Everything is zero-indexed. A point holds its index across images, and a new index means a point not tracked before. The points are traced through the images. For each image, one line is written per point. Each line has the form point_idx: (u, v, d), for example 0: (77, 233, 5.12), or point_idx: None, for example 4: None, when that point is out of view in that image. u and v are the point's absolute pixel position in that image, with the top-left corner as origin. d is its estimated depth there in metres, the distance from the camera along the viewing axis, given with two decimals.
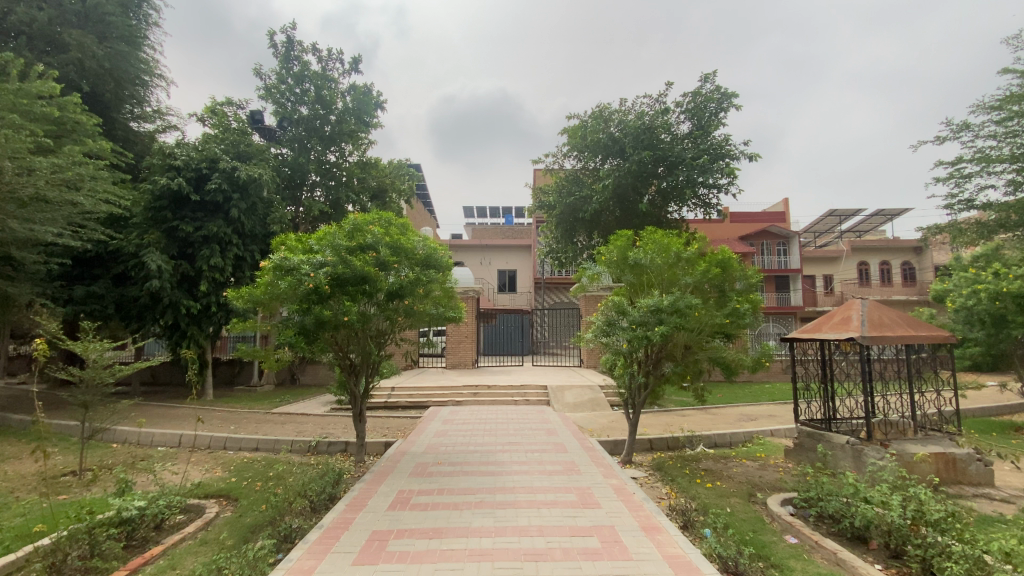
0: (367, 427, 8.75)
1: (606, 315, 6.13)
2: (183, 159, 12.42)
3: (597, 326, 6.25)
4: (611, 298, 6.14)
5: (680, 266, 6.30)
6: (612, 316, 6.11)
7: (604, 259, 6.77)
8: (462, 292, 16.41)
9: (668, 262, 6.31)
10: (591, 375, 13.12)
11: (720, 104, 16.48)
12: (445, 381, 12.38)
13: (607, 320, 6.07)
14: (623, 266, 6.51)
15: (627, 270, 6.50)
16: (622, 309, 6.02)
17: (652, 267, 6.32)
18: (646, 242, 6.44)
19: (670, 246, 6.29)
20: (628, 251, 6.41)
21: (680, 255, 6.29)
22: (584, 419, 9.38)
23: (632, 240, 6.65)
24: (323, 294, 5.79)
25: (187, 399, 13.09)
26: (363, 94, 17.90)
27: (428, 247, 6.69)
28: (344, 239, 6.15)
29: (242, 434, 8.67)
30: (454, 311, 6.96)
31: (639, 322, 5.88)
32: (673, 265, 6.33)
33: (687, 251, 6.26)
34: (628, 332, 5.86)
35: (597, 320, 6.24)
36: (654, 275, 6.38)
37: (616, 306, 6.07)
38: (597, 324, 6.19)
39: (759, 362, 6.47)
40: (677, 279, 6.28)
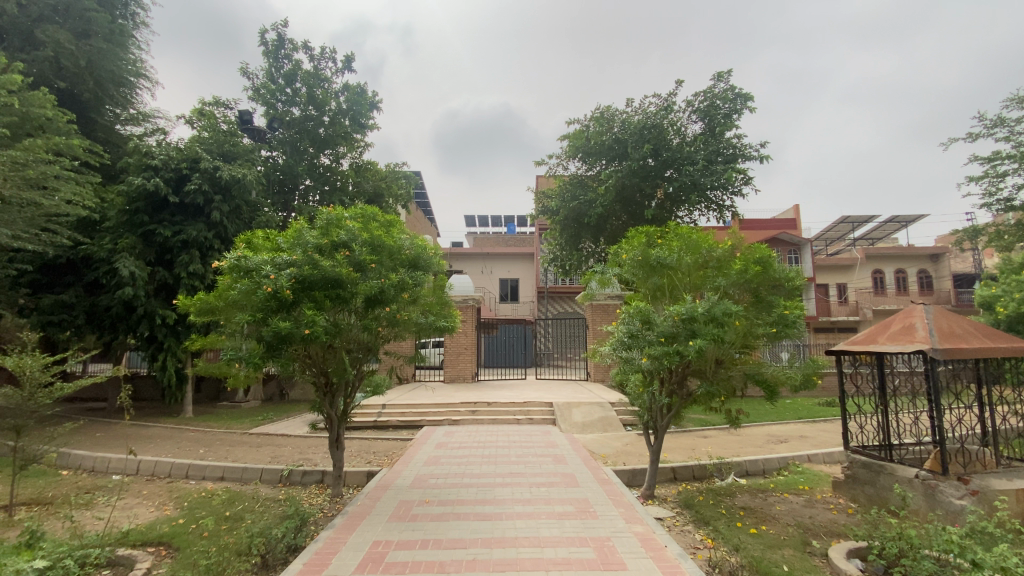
0: (350, 452, 7.75)
1: (626, 325, 5.14)
2: (161, 158, 11.58)
3: (615, 340, 5.27)
4: (633, 306, 5.19)
5: (712, 265, 5.44)
6: (633, 326, 5.14)
7: (620, 260, 5.89)
8: (462, 302, 15.47)
9: (696, 261, 5.46)
10: (599, 390, 12.11)
11: (732, 104, 15.57)
12: (441, 397, 11.36)
13: (629, 331, 5.09)
14: (644, 266, 5.60)
15: (648, 272, 5.60)
16: (646, 318, 5.07)
17: (679, 266, 5.43)
18: (670, 239, 5.54)
19: (699, 242, 5.46)
20: (650, 249, 5.52)
21: (711, 252, 5.44)
22: (594, 442, 8.34)
23: (652, 237, 5.77)
24: (287, 300, 4.82)
25: (163, 417, 12.13)
26: (357, 93, 17.18)
27: (416, 246, 5.78)
28: (316, 235, 5.26)
29: (209, 459, 7.68)
30: (447, 320, 6.05)
31: (667, 334, 4.95)
32: (701, 265, 5.48)
33: (719, 246, 5.42)
34: (654, 346, 4.89)
35: (616, 331, 5.27)
36: (682, 277, 5.50)
37: (639, 315, 5.13)
38: (617, 336, 5.20)
39: (812, 378, 5.52)
40: (708, 281, 5.38)
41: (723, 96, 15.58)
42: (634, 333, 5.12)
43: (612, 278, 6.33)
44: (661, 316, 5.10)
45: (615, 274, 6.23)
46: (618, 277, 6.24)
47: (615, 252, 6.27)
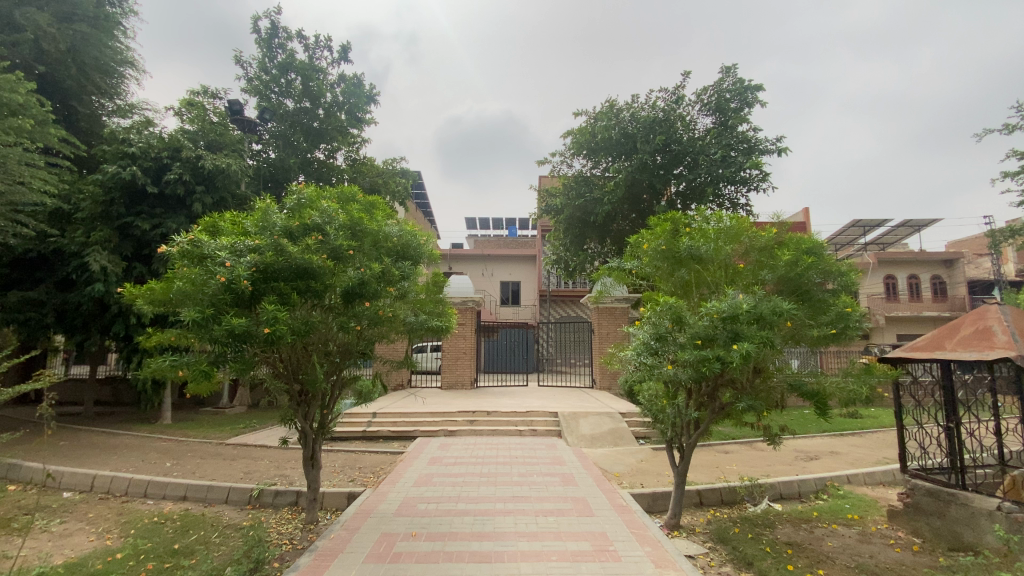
0: (332, 469, 6.90)
1: (652, 325, 4.23)
2: (140, 146, 10.83)
3: (638, 345, 4.35)
4: (661, 303, 4.32)
5: (749, 258, 4.69)
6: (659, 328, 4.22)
7: (643, 252, 5.10)
8: (461, 304, 14.65)
9: (731, 254, 4.73)
10: (607, 400, 11.25)
11: (743, 97, 14.83)
12: (436, 406, 10.52)
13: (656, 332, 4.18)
14: (672, 258, 4.82)
15: (676, 264, 4.82)
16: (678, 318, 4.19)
17: (714, 259, 4.66)
18: (701, 227, 4.74)
19: (734, 231, 4.73)
20: (677, 238, 4.76)
21: (749, 243, 4.70)
22: (605, 458, 7.47)
23: (678, 226, 5.01)
24: (244, 294, 3.94)
25: (138, 424, 11.28)
26: (354, 85, 16.33)
27: (404, 232, 4.98)
28: (284, 217, 4.44)
29: (174, 475, 6.84)
30: (441, 320, 5.25)
31: (704, 338, 4.09)
32: (737, 259, 4.74)
33: (757, 236, 4.68)
34: (689, 352, 4.00)
35: (639, 334, 4.35)
36: (715, 271, 4.72)
37: (669, 314, 4.26)
38: (640, 340, 4.27)
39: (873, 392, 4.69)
40: (747, 277, 4.60)
41: (732, 90, 14.80)
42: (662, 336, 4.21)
43: (628, 275, 5.55)
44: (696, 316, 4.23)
45: (632, 269, 5.47)
46: (636, 273, 5.47)
47: (635, 245, 5.52)
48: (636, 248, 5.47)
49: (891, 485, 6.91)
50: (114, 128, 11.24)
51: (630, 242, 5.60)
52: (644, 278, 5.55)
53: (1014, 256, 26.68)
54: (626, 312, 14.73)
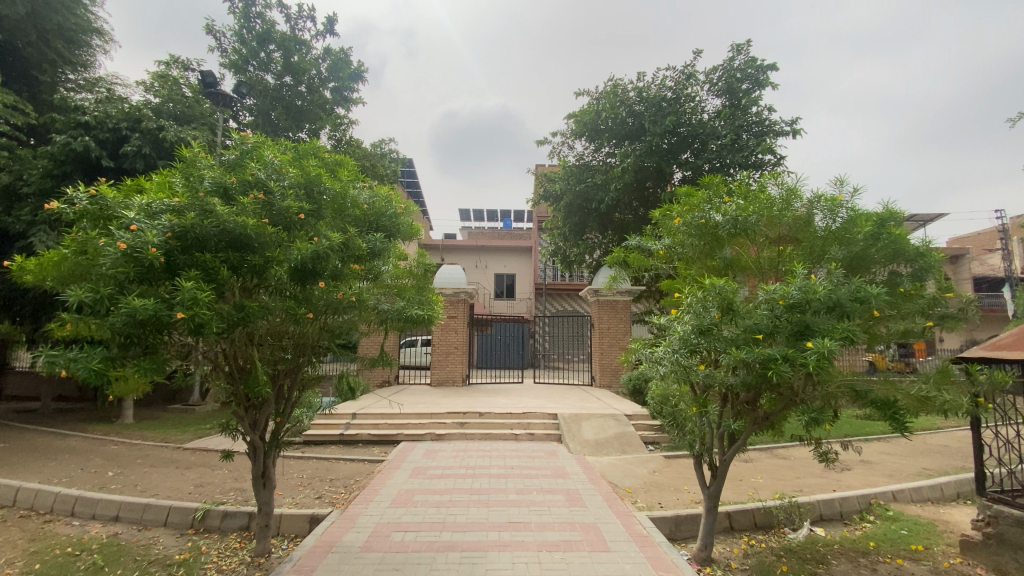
0: (298, 482, 5.94)
1: (694, 316, 3.23)
2: (95, 115, 9.78)
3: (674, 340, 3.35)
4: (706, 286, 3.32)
5: (810, 232, 3.79)
6: (703, 320, 3.22)
7: (676, 228, 4.28)
8: (452, 295, 13.66)
9: (783, 228, 3.88)
10: (610, 400, 10.36)
11: (756, 78, 13.86)
12: (423, 405, 9.55)
13: (701, 325, 3.18)
14: (710, 234, 3.98)
15: (716, 241, 4.00)
16: (728, 305, 3.21)
17: (761, 233, 3.90)
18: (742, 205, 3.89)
19: (789, 199, 3.85)
20: (717, 210, 3.94)
21: (810, 213, 3.81)
22: (613, 468, 6.54)
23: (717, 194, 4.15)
24: (156, 268, 2.92)
25: (95, 423, 10.25)
26: (340, 59, 15.12)
27: (377, 198, 4.03)
28: (219, 173, 3.45)
29: (111, 489, 5.86)
30: (422, 307, 4.30)
31: (766, 332, 3.13)
32: (789, 235, 3.90)
33: (823, 204, 3.75)
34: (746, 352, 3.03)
35: (676, 327, 3.35)
36: (761, 247, 3.95)
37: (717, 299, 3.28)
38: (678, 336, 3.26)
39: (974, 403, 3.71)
40: (809, 253, 3.76)
41: (745, 68, 13.82)
42: (709, 330, 3.20)
43: (652, 256, 4.67)
44: (752, 303, 3.26)
45: (658, 249, 4.55)
46: (661, 254, 4.56)
47: (662, 220, 4.63)
48: (663, 224, 4.59)
49: (940, 503, 6.08)
50: (67, 94, 10.13)
51: (656, 217, 4.71)
52: (669, 261, 4.63)
53: (1021, 252, 25.98)
54: (629, 306, 13.81)
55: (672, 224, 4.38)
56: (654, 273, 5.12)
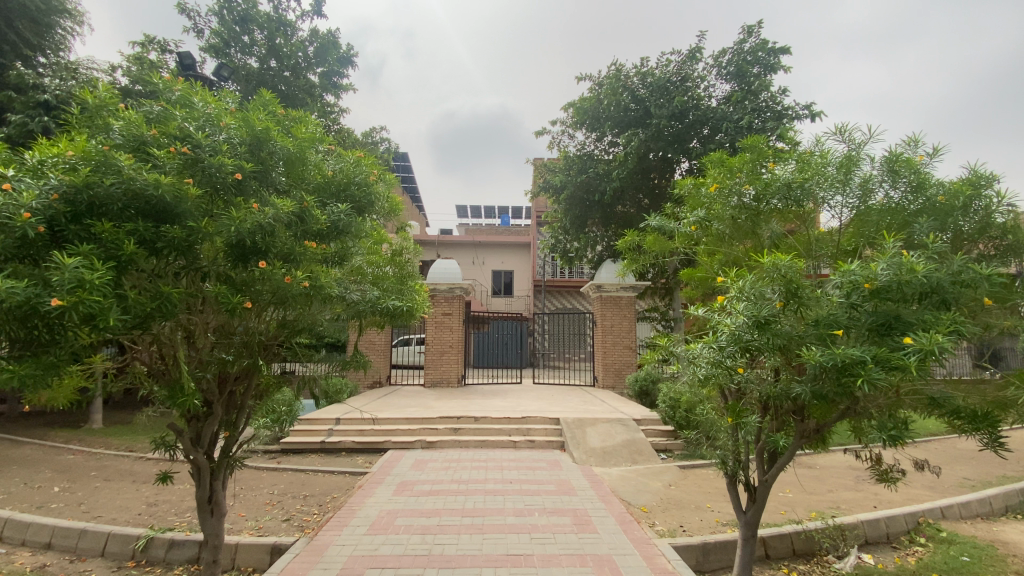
0: (266, 500, 5.21)
1: (747, 305, 2.50)
2: (56, 94, 9.00)
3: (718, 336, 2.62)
4: (762, 267, 2.60)
5: (872, 207, 3.14)
6: (760, 309, 2.48)
7: (713, 199, 3.70)
8: (447, 291, 12.91)
9: (835, 201, 3.26)
10: (615, 403, 9.63)
11: (767, 61, 13.14)
12: (414, 409, 8.80)
13: (758, 317, 2.45)
14: (750, 212, 3.49)
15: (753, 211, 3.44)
16: (793, 292, 2.48)
17: (808, 204, 3.34)
18: (802, 168, 3.32)
19: (849, 166, 3.17)
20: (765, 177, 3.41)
21: (871, 182, 3.14)
22: (623, 481, 5.83)
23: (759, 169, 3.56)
24: (36, 241, 2.17)
25: (60, 428, 9.51)
26: (328, 43, 14.32)
27: (345, 164, 3.36)
28: (138, 123, 2.72)
29: (51, 509, 5.13)
30: (400, 297, 3.61)
31: (846, 326, 2.39)
32: (840, 209, 3.27)
33: (888, 171, 3.08)
34: (820, 352, 2.30)
35: (721, 321, 2.61)
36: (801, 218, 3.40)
37: (777, 285, 2.55)
38: (726, 333, 2.52)
39: None
40: (866, 233, 3.17)
41: (755, 51, 13.12)
42: (769, 324, 2.46)
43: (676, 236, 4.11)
44: (818, 290, 2.55)
45: (684, 228, 3.98)
46: (688, 234, 3.99)
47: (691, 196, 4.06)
48: (692, 200, 4.02)
49: (993, 520, 5.36)
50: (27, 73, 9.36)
51: (685, 192, 4.12)
52: (694, 241, 4.07)
53: None
54: (633, 302, 13.09)
55: (707, 197, 3.79)
56: (680, 258, 4.57)
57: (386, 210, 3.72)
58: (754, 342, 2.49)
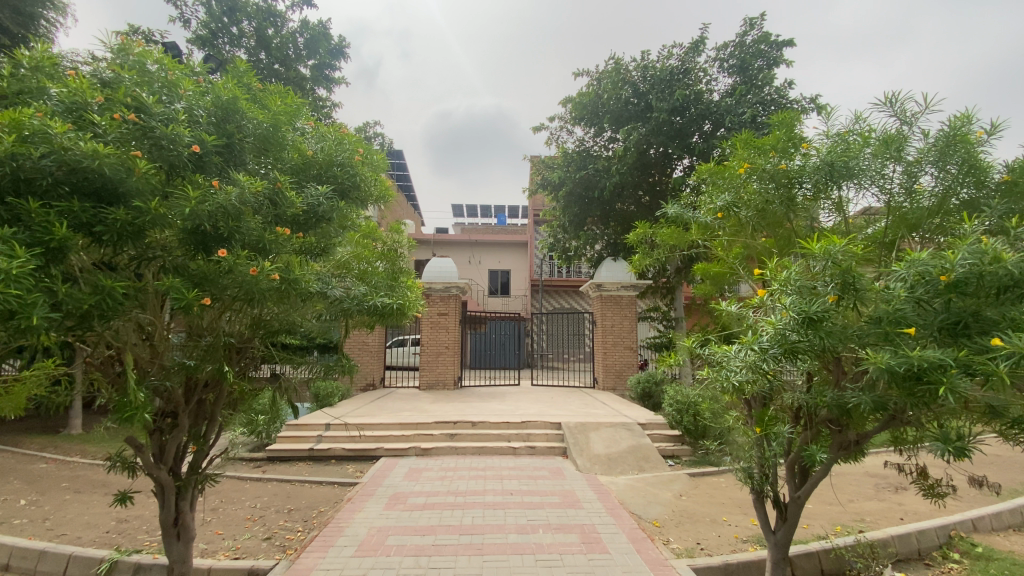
0: (247, 515, 4.82)
1: (795, 300, 2.13)
2: None
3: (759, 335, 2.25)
4: (811, 255, 2.23)
5: (918, 195, 2.87)
6: (810, 304, 2.12)
7: (741, 182, 3.38)
8: (442, 291, 12.51)
9: (877, 186, 2.96)
10: (617, 405, 9.27)
11: (769, 54, 12.84)
12: (408, 413, 8.40)
13: (809, 314, 2.08)
14: (782, 199, 3.22)
15: (784, 197, 3.21)
16: (850, 284, 2.14)
17: (845, 190, 3.08)
18: (840, 147, 3.02)
19: (893, 148, 2.88)
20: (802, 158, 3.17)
21: (915, 167, 2.87)
22: (631, 491, 5.46)
23: (790, 153, 3.25)
24: None
25: (37, 435, 9.07)
26: (318, 34, 13.91)
27: (326, 142, 3.00)
28: (77, 87, 2.29)
29: (10, 526, 4.71)
30: (391, 293, 3.23)
31: (917, 325, 2.01)
32: (881, 195, 2.98)
33: (936, 153, 2.80)
34: (887, 355, 1.94)
35: (763, 319, 2.25)
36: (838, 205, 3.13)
37: (830, 276, 2.18)
38: (770, 331, 2.15)
39: None
40: (910, 223, 2.91)
41: (757, 44, 12.81)
42: (822, 322, 2.10)
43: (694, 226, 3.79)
44: (876, 282, 2.20)
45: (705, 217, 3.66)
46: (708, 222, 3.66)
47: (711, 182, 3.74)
48: (714, 185, 3.70)
49: None
50: None
51: (706, 176, 3.80)
52: (711, 232, 3.72)
53: None
54: (634, 302, 12.75)
55: (732, 180, 3.46)
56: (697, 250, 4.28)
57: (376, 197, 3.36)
58: (803, 343, 2.12)
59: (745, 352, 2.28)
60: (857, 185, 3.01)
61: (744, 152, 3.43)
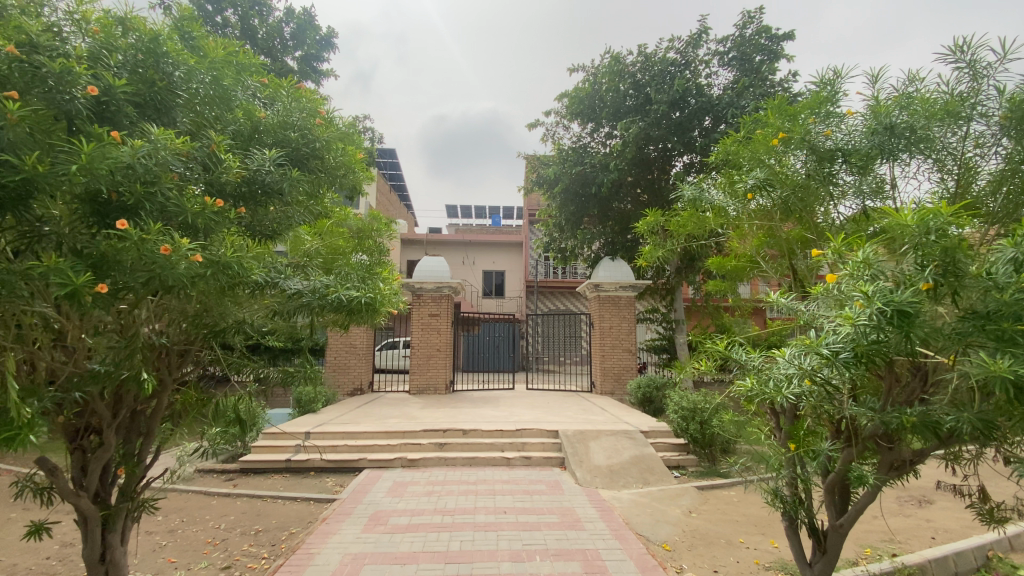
0: (209, 539, 4.28)
1: (881, 288, 1.72)
2: None
3: (830, 336, 1.83)
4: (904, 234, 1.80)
5: (972, 176, 2.43)
6: (898, 294, 1.71)
7: (774, 156, 2.97)
8: (434, 291, 12.00)
9: (929, 165, 2.53)
10: (617, 411, 8.80)
11: (770, 48, 12.43)
12: (395, 420, 7.88)
13: (902, 306, 1.66)
14: (822, 180, 2.77)
15: (823, 178, 2.76)
16: (955, 269, 1.76)
17: (886, 169, 2.66)
18: (889, 115, 2.60)
19: (956, 114, 2.44)
20: (853, 134, 2.74)
21: (985, 136, 2.42)
22: (638, 508, 4.98)
23: (825, 123, 2.82)
24: None
25: None
26: (306, 23, 13.38)
27: (286, 109, 2.63)
28: None
29: None
30: (360, 285, 2.73)
31: None
32: (936, 174, 2.53)
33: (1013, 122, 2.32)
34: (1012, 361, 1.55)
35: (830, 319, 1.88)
36: (885, 185, 2.67)
37: (925, 258, 1.78)
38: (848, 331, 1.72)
39: None
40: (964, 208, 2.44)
41: (756, 38, 12.40)
42: (915, 318, 1.69)
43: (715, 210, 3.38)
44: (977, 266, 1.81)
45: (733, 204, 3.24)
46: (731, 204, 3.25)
47: (736, 161, 3.33)
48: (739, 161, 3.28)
49: None
50: None
51: (729, 154, 3.39)
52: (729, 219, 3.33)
53: None
54: (632, 303, 12.28)
55: (765, 154, 3.04)
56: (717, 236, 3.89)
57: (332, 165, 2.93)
58: (891, 344, 1.72)
59: (814, 357, 1.85)
60: (911, 159, 2.57)
61: (778, 122, 3.01)
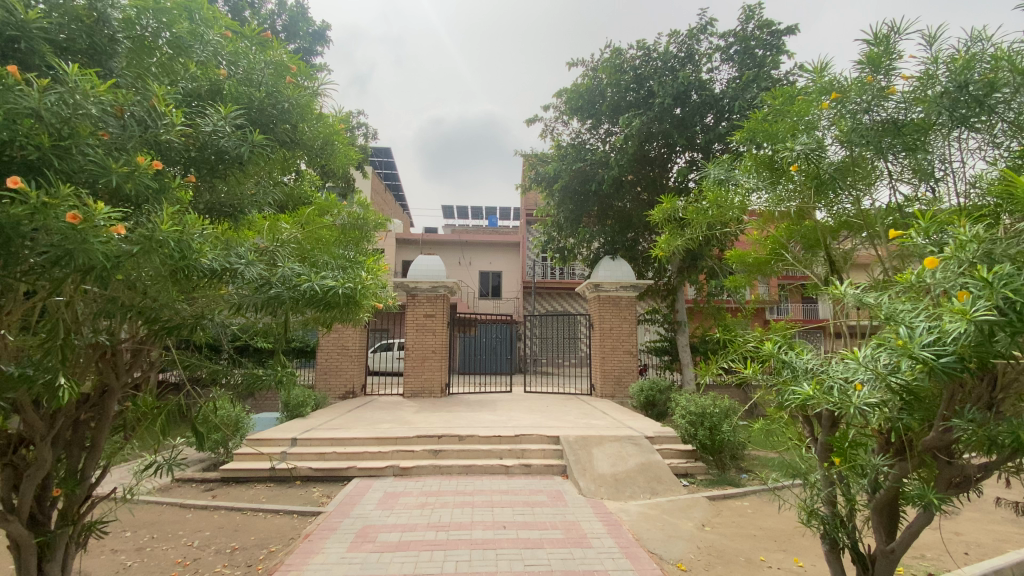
0: (179, 560, 3.89)
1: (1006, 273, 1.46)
2: None
3: (931, 335, 1.55)
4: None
5: None
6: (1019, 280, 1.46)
7: (816, 125, 2.74)
8: (429, 290, 11.62)
9: (990, 138, 2.32)
10: (619, 416, 8.44)
11: (771, 46, 12.11)
12: (388, 425, 7.50)
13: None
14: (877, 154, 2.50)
15: (868, 154, 2.58)
16: None
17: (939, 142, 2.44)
18: (930, 76, 2.35)
19: None
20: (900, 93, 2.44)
21: None
22: (648, 521, 4.63)
23: (882, 80, 2.50)
24: None
25: None
26: (298, 16, 13.00)
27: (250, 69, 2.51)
28: None
29: None
30: (340, 274, 2.41)
31: None
32: (994, 147, 2.33)
33: None
34: None
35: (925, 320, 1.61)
36: (939, 161, 2.47)
37: None
38: (964, 330, 1.45)
39: None
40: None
41: (759, 34, 12.04)
42: None
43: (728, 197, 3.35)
44: None
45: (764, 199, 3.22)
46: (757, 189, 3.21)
47: (766, 140, 3.15)
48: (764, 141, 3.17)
49: None
50: None
51: (757, 133, 3.19)
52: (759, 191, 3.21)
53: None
54: (633, 303, 11.94)
55: (805, 119, 2.78)
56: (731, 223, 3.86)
57: (294, 127, 2.76)
58: (1006, 345, 1.47)
59: (911, 362, 1.57)
60: (969, 132, 2.36)
61: (827, 80, 2.68)
